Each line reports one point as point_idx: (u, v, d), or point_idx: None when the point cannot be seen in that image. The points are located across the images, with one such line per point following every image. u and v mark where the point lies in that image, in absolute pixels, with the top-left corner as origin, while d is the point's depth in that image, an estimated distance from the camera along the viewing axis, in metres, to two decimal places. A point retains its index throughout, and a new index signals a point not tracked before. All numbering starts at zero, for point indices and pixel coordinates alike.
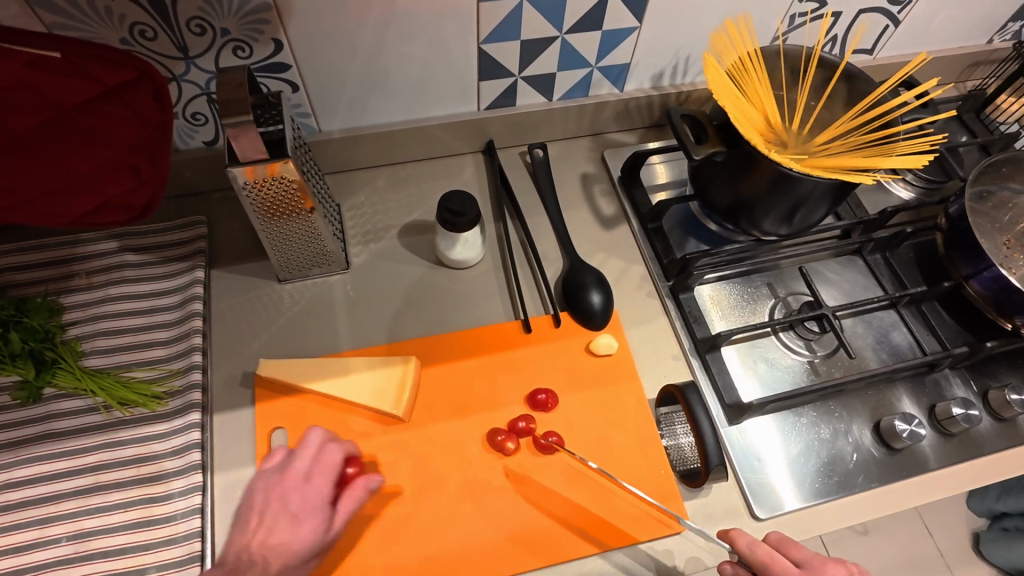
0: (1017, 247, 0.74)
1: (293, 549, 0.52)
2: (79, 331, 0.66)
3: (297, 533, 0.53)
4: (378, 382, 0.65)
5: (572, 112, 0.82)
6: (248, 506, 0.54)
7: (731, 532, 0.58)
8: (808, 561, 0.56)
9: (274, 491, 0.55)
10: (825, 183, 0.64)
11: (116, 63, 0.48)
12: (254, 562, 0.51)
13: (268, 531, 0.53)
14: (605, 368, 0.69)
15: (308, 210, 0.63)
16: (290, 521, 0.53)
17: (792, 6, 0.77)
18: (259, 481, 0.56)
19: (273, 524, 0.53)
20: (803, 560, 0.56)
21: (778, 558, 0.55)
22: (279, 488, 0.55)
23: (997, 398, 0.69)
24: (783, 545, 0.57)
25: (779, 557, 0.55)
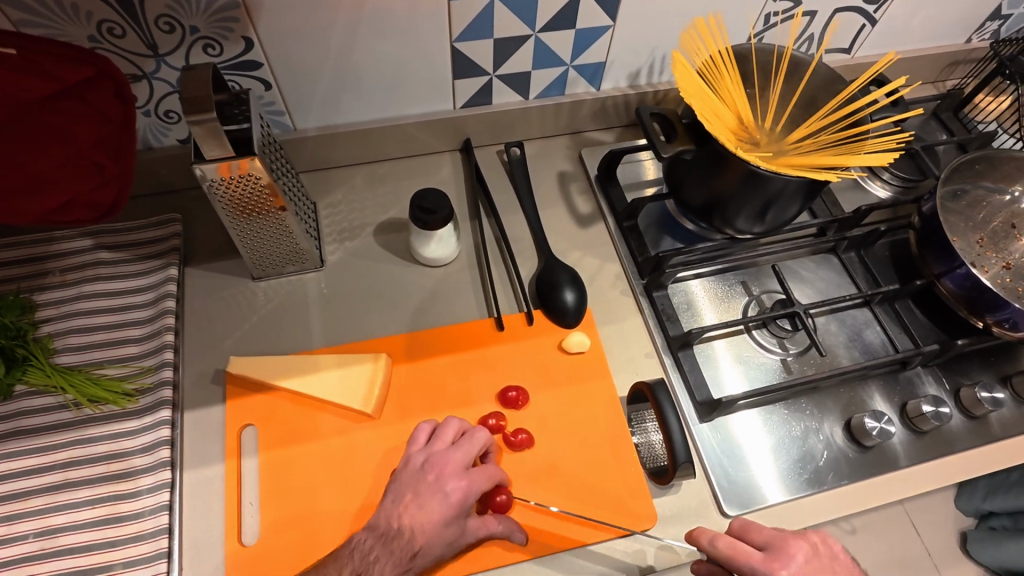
0: (989, 245, 0.74)
1: (438, 533, 0.56)
2: (51, 328, 0.66)
3: (437, 517, 0.56)
4: (349, 379, 0.65)
5: (549, 110, 0.83)
6: (421, 485, 0.57)
7: (692, 531, 0.57)
8: (771, 541, 0.55)
9: (435, 475, 0.58)
10: (796, 181, 0.64)
11: (74, 61, 0.49)
12: (401, 529, 0.55)
13: (411, 510, 0.56)
14: (576, 366, 0.69)
15: (279, 208, 0.63)
16: (446, 502, 0.57)
17: (766, 6, 0.77)
18: (419, 458, 0.59)
19: (426, 501, 0.56)
20: (766, 541, 0.55)
21: (740, 548, 0.54)
22: (433, 472, 0.58)
23: (969, 395, 0.69)
24: (745, 531, 0.56)
25: (741, 545, 0.54)
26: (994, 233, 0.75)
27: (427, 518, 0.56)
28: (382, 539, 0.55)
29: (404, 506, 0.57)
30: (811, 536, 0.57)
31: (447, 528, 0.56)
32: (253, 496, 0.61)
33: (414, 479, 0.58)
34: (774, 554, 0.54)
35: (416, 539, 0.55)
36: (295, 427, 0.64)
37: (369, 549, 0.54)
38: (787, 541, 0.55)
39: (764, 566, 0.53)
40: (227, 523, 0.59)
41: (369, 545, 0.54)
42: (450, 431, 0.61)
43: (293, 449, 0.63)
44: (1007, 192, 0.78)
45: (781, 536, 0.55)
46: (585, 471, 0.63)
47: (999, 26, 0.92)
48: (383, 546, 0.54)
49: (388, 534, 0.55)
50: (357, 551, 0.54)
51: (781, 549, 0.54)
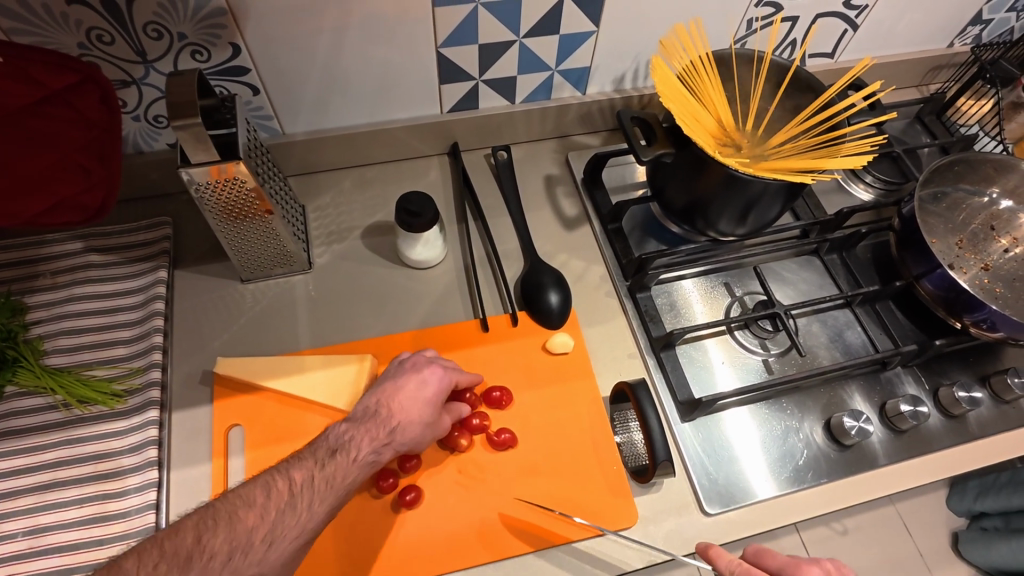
0: (968, 247, 0.75)
1: (418, 409, 0.59)
2: (42, 330, 0.66)
3: (416, 395, 0.59)
4: (336, 380, 0.66)
5: (535, 114, 0.84)
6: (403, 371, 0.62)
7: (711, 550, 0.56)
8: (785, 566, 0.55)
9: (412, 362, 0.62)
10: (775, 184, 0.65)
11: (57, 68, 0.50)
12: (376, 411, 0.58)
13: (389, 396, 0.59)
14: (560, 367, 0.70)
15: (266, 212, 0.65)
16: (424, 383, 0.61)
17: (746, 12, 0.79)
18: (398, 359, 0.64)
19: (403, 386, 0.60)
20: (779, 567, 0.56)
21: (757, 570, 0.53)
22: (410, 362, 0.62)
23: (947, 395, 0.70)
24: (760, 557, 0.57)
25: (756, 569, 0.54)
26: (973, 235, 0.76)
27: (403, 399, 0.59)
28: (358, 422, 0.57)
29: (383, 394, 0.59)
30: (823, 560, 0.56)
31: (425, 409, 0.59)
32: None
33: (396, 370, 0.62)
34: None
35: (393, 417, 0.58)
36: (280, 427, 0.65)
37: (344, 431, 0.55)
38: (800, 567, 0.55)
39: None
40: None
41: (344, 428, 0.56)
42: (428, 346, 0.65)
43: (277, 449, 0.64)
44: (986, 194, 0.79)
45: (796, 562, 0.55)
46: (565, 474, 0.64)
47: (980, 31, 0.94)
48: (358, 427, 0.56)
49: (362, 418, 0.57)
50: (331, 433, 0.55)
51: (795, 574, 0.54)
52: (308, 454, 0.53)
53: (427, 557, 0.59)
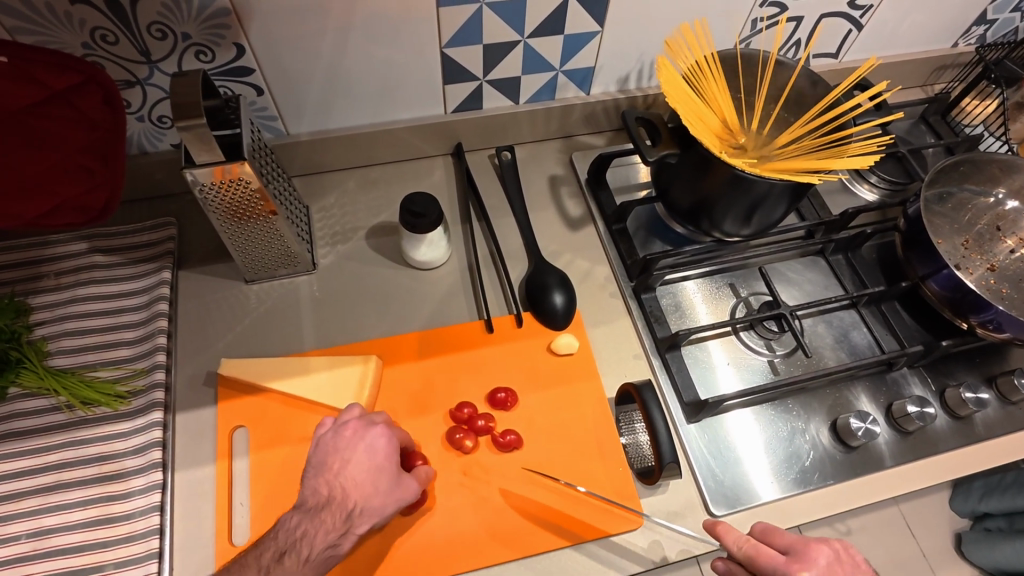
0: (974, 247, 0.75)
1: (369, 483, 0.56)
2: (45, 331, 0.66)
3: (364, 468, 0.56)
4: (340, 381, 0.66)
5: (539, 114, 0.84)
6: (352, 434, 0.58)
7: (718, 526, 0.57)
8: (792, 545, 0.56)
9: (351, 429, 0.58)
10: (781, 184, 0.65)
11: (60, 67, 0.50)
12: (330, 496, 0.55)
13: (337, 474, 0.56)
14: (565, 367, 0.70)
15: (270, 213, 0.64)
16: (372, 450, 0.57)
17: (751, 12, 0.78)
18: (332, 427, 0.59)
19: (348, 456, 0.57)
20: (787, 546, 0.56)
21: (763, 550, 0.55)
22: (349, 429, 0.58)
23: (953, 396, 0.70)
24: (767, 535, 0.57)
25: (764, 547, 0.55)
26: (979, 235, 0.76)
27: (354, 473, 0.56)
28: (310, 513, 0.54)
29: (328, 472, 0.56)
30: (832, 541, 0.57)
31: (379, 477, 0.56)
32: (244, 497, 0.61)
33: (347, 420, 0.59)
34: (798, 558, 0.54)
35: (350, 498, 0.55)
36: (284, 429, 0.65)
37: (296, 524, 0.54)
38: (809, 545, 0.55)
39: (786, 568, 0.54)
40: (217, 525, 0.60)
41: (296, 521, 0.54)
42: (362, 406, 0.61)
43: (282, 450, 0.63)
44: (992, 194, 0.79)
45: (804, 542, 0.55)
46: (573, 472, 0.64)
47: (984, 31, 0.93)
48: (310, 519, 0.54)
49: (316, 507, 0.55)
50: (283, 529, 0.54)
51: (802, 552, 0.55)
52: (253, 562, 0.52)
53: (431, 558, 0.59)
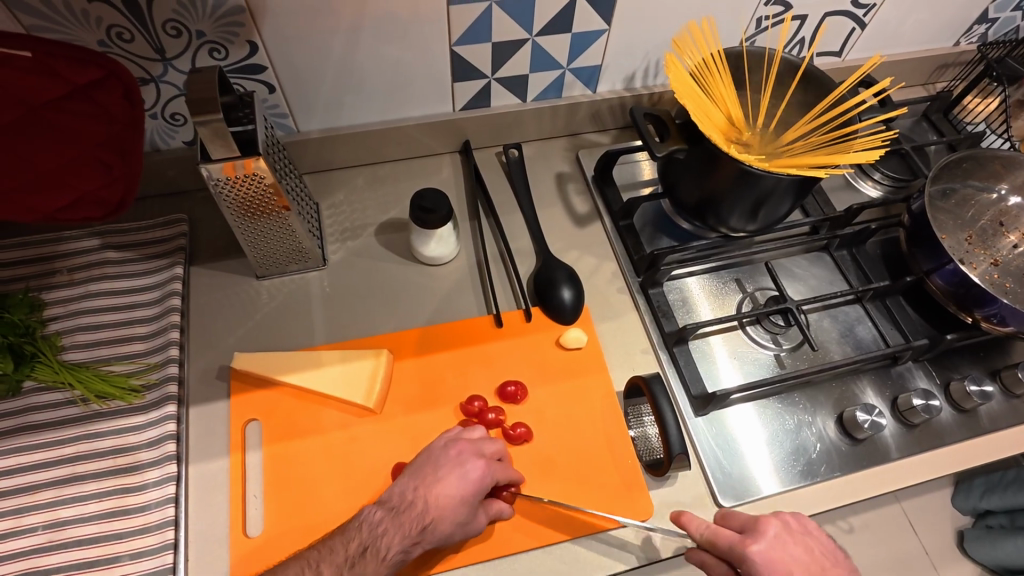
0: (977, 243, 0.76)
1: (453, 508, 0.56)
2: (59, 326, 0.67)
3: (453, 494, 0.56)
4: (351, 374, 0.67)
5: (546, 112, 0.84)
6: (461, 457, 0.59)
7: (681, 516, 0.58)
8: (746, 524, 0.57)
9: (457, 450, 0.59)
10: (788, 180, 0.65)
11: (81, 62, 0.51)
12: (413, 502, 0.56)
13: (427, 486, 0.57)
14: (574, 361, 0.70)
15: (283, 209, 0.65)
16: (464, 479, 0.57)
17: (756, 9, 0.79)
18: (444, 438, 0.61)
19: (444, 476, 0.57)
20: (743, 525, 0.57)
21: (720, 530, 0.56)
22: (455, 450, 0.59)
23: (958, 389, 0.71)
24: (725, 518, 0.59)
25: (721, 529, 0.56)
26: (982, 231, 0.77)
27: (442, 492, 0.56)
28: (392, 512, 0.56)
29: (421, 481, 0.57)
30: (783, 513, 0.58)
31: (462, 506, 0.56)
32: (257, 488, 0.62)
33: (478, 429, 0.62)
34: (750, 534, 0.56)
35: (429, 511, 0.56)
36: (297, 421, 0.65)
37: (378, 521, 0.55)
38: (759, 520, 0.56)
39: (741, 545, 0.55)
40: (231, 516, 0.60)
41: (378, 518, 0.55)
42: (478, 431, 0.62)
43: (295, 443, 0.64)
44: (994, 190, 0.80)
45: (755, 517, 0.57)
46: (580, 468, 0.64)
47: (986, 30, 0.94)
48: (392, 518, 0.55)
49: (399, 508, 0.56)
50: (366, 523, 0.55)
51: (754, 528, 0.56)
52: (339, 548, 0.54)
53: (440, 551, 0.60)
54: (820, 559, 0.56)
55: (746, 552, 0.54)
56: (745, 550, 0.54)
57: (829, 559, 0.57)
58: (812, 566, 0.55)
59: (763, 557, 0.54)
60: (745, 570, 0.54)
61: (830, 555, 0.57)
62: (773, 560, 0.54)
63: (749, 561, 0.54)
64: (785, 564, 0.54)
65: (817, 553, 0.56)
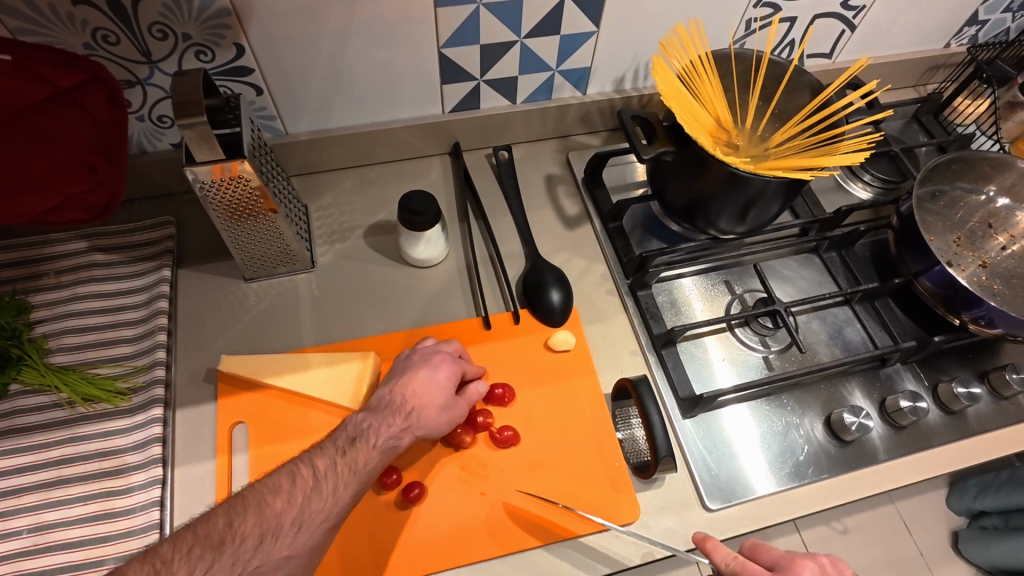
0: (966, 244, 0.76)
1: (432, 396, 0.61)
2: (46, 329, 0.67)
3: (426, 385, 0.61)
4: (339, 377, 0.67)
5: (536, 115, 0.84)
6: (380, 409, 0.59)
7: (707, 543, 0.56)
8: (778, 562, 0.56)
9: (420, 354, 0.65)
10: (775, 182, 0.65)
11: (66, 66, 0.51)
12: (392, 400, 0.60)
13: (403, 385, 0.62)
14: (562, 363, 0.70)
15: (269, 211, 0.65)
16: (432, 374, 0.63)
17: (745, 12, 0.79)
18: (410, 352, 0.66)
19: (413, 373, 0.62)
20: (773, 562, 0.56)
21: (750, 565, 0.54)
22: (420, 354, 0.65)
23: (946, 391, 0.71)
24: (756, 552, 0.58)
25: (751, 563, 0.55)
26: (971, 232, 0.77)
27: (416, 388, 0.61)
28: (374, 412, 0.59)
29: (395, 384, 0.62)
30: (818, 557, 0.56)
31: (440, 393, 0.62)
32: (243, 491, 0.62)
33: (403, 366, 0.64)
34: (782, 574, 0.54)
35: (409, 404, 0.60)
36: (285, 424, 0.65)
37: (362, 420, 0.58)
38: (794, 561, 0.55)
39: None
40: None
41: (363, 418, 0.58)
42: (439, 344, 0.67)
43: (282, 446, 0.64)
44: (983, 192, 0.80)
45: (789, 557, 0.55)
46: (566, 470, 0.64)
47: (976, 32, 0.95)
48: (376, 416, 0.58)
49: (381, 408, 0.59)
50: (351, 421, 0.58)
51: (788, 569, 0.54)
52: None
53: (425, 555, 0.59)
54: None
55: None
56: None
57: None
58: None
59: None
60: None
61: None
62: None
63: None
64: None
65: None
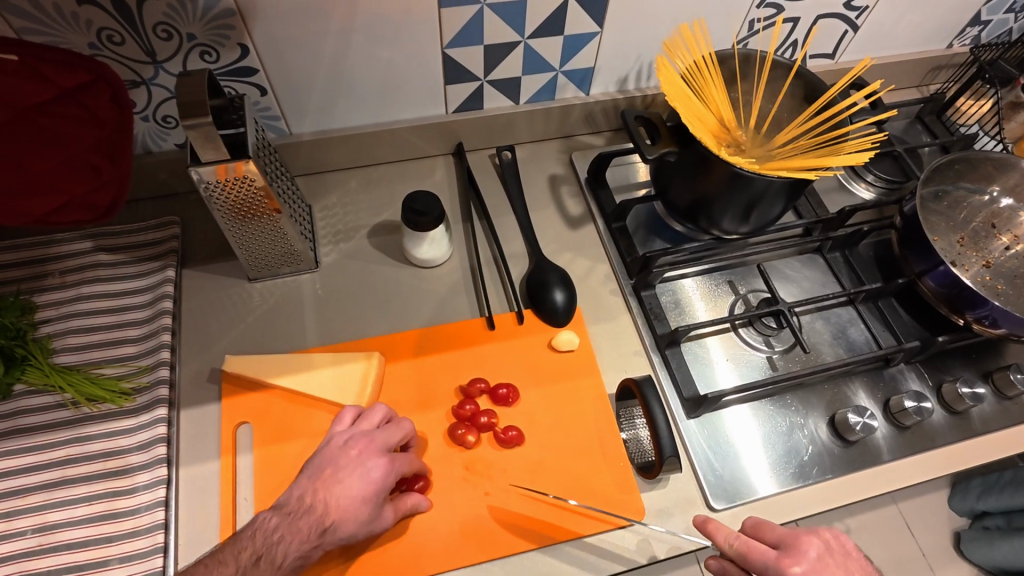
0: (970, 244, 0.76)
1: (354, 510, 0.56)
2: (50, 329, 0.67)
3: (353, 495, 0.56)
4: (343, 377, 0.67)
5: (539, 115, 0.84)
6: (295, 512, 0.55)
7: (709, 525, 0.57)
8: (784, 539, 0.56)
9: (356, 450, 0.59)
10: (779, 182, 0.65)
11: (70, 66, 0.51)
12: (312, 506, 0.55)
13: (325, 486, 0.57)
14: (566, 363, 0.70)
15: (274, 211, 0.65)
16: (364, 479, 0.57)
17: (748, 12, 0.79)
18: (342, 436, 0.60)
19: (344, 476, 0.57)
20: (779, 539, 0.56)
21: (753, 545, 0.55)
22: (354, 449, 0.59)
23: (950, 391, 0.71)
24: (759, 530, 0.57)
25: (755, 543, 0.55)
26: (975, 233, 0.77)
27: (340, 494, 0.56)
28: (288, 517, 0.55)
29: (318, 481, 0.57)
30: (822, 532, 0.57)
31: (363, 506, 0.56)
32: (248, 491, 0.62)
33: (331, 458, 0.58)
34: (789, 552, 0.54)
35: (328, 515, 0.55)
36: (289, 424, 0.65)
37: (273, 528, 0.54)
38: (799, 538, 0.55)
39: (777, 564, 0.54)
40: (221, 520, 0.60)
41: (273, 524, 0.54)
42: (376, 416, 0.62)
43: (287, 446, 0.64)
44: (987, 192, 0.80)
45: (794, 534, 0.56)
46: (571, 469, 0.64)
47: (978, 32, 0.95)
48: (287, 524, 0.54)
49: (295, 512, 0.55)
50: (260, 530, 0.54)
51: (793, 546, 0.55)
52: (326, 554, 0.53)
53: (430, 554, 0.59)
54: None
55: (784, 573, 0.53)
56: (784, 571, 0.53)
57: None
58: None
59: None
60: None
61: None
62: None
63: None
64: None
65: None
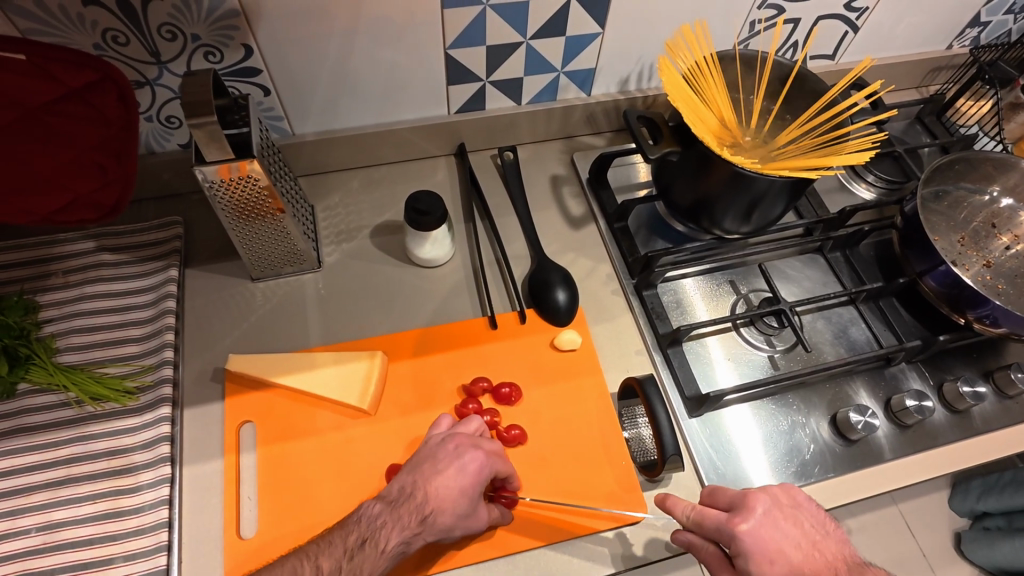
0: (970, 244, 0.76)
1: (453, 501, 0.56)
2: (54, 328, 0.67)
3: (451, 486, 0.56)
4: (347, 376, 0.67)
5: (541, 115, 0.85)
6: (397, 503, 0.56)
7: (667, 500, 0.58)
8: (735, 501, 0.56)
9: (454, 444, 0.59)
10: (780, 182, 0.66)
11: (77, 66, 0.51)
12: (413, 494, 0.56)
13: (426, 477, 0.57)
14: (568, 363, 0.71)
15: (277, 211, 0.65)
16: (462, 472, 0.57)
17: (749, 13, 0.80)
18: (439, 436, 0.61)
19: (442, 468, 0.57)
20: (731, 501, 0.56)
21: (706, 511, 0.55)
22: (454, 443, 0.59)
23: (951, 390, 0.71)
24: (714, 496, 0.58)
25: (707, 509, 0.56)
26: (976, 232, 0.77)
27: (441, 484, 0.57)
28: (391, 505, 0.56)
29: (419, 473, 0.58)
30: (770, 488, 0.56)
31: (462, 498, 0.56)
32: (252, 489, 0.62)
33: (431, 454, 0.59)
34: (737, 512, 0.54)
35: (427, 503, 0.56)
36: (293, 422, 0.65)
37: (376, 514, 0.55)
38: (747, 496, 0.55)
39: (728, 524, 0.54)
40: (224, 517, 0.60)
41: (377, 511, 0.55)
42: (473, 425, 0.62)
43: (290, 444, 0.64)
44: (987, 192, 0.80)
45: (743, 493, 0.56)
46: (574, 467, 0.65)
47: (978, 33, 0.95)
48: (390, 512, 0.55)
49: (398, 500, 0.56)
50: (364, 517, 0.55)
51: (742, 504, 0.55)
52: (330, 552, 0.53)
53: (436, 550, 0.60)
54: (811, 531, 0.54)
55: (734, 532, 0.53)
56: (734, 529, 0.53)
57: (819, 533, 0.55)
58: (802, 541, 0.53)
59: (754, 537, 0.53)
60: (734, 550, 0.53)
61: (824, 528, 0.55)
62: (764, 538, 0.53)
63: (738, 540, 0.53)
64: (775, 541, 0.52)
65: (807, 526, 0.54)
